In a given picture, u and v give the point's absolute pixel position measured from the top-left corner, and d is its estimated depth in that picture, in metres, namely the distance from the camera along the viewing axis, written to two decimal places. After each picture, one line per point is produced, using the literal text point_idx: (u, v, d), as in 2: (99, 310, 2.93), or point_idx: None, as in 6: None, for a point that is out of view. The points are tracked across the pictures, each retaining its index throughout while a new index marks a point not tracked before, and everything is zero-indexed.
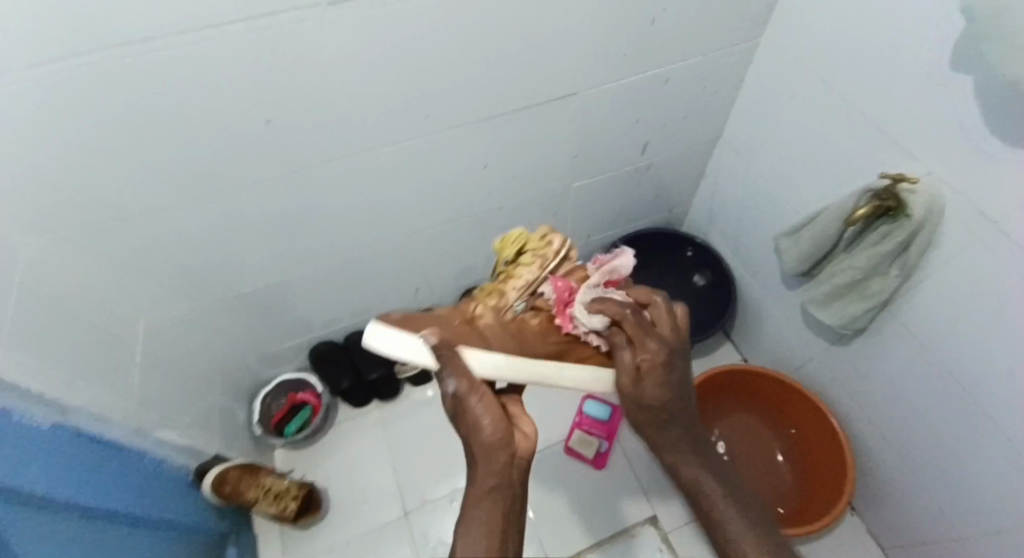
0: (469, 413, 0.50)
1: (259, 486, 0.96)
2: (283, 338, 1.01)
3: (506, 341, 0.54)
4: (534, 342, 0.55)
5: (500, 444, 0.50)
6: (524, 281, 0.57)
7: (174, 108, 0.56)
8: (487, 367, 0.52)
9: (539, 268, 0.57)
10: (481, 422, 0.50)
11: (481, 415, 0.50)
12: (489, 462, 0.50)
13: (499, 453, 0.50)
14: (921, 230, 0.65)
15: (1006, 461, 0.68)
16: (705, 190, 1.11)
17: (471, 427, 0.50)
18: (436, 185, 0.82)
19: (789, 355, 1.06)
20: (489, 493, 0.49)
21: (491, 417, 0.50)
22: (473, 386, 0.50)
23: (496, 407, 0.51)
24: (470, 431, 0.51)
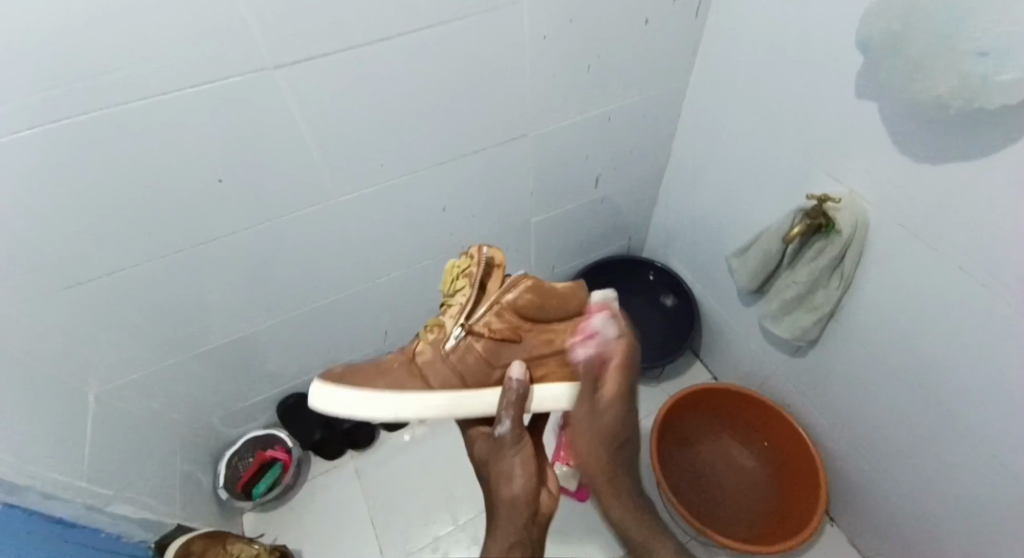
0: (506, 464, 0.55)
1: (227, 555, 0.92)
2: (249, 394, 0.99)
3: (448, 378, 0.56)
4: (479, 370, 0.56)
5: (531, 500, 0.54)
6: (459, 307, 0.57)
7: (132, 173, 0.57)
8: (435, 408, 0.55)
9: (470, 289, 0.57)
10: (516, 476, 0.55)
11: (517, 469, 0.55)
12: (515, 515, 0.53)
13: (523, 508, 0.53)
14: (851, 243, 0.70)
15: (960, 454, 0.72)
16: (659, 217, 1.16)
17: (505, 479, 0.54)
18: (396, 228, 0.83)
19: (754, 370, 1.09)
20: (511, 549, 0.50)
21: (524, 474, 0.55)
22: (519, 438, 0.55)
23: (531, 463, 0.56)
24: (502, 481, 0.54)
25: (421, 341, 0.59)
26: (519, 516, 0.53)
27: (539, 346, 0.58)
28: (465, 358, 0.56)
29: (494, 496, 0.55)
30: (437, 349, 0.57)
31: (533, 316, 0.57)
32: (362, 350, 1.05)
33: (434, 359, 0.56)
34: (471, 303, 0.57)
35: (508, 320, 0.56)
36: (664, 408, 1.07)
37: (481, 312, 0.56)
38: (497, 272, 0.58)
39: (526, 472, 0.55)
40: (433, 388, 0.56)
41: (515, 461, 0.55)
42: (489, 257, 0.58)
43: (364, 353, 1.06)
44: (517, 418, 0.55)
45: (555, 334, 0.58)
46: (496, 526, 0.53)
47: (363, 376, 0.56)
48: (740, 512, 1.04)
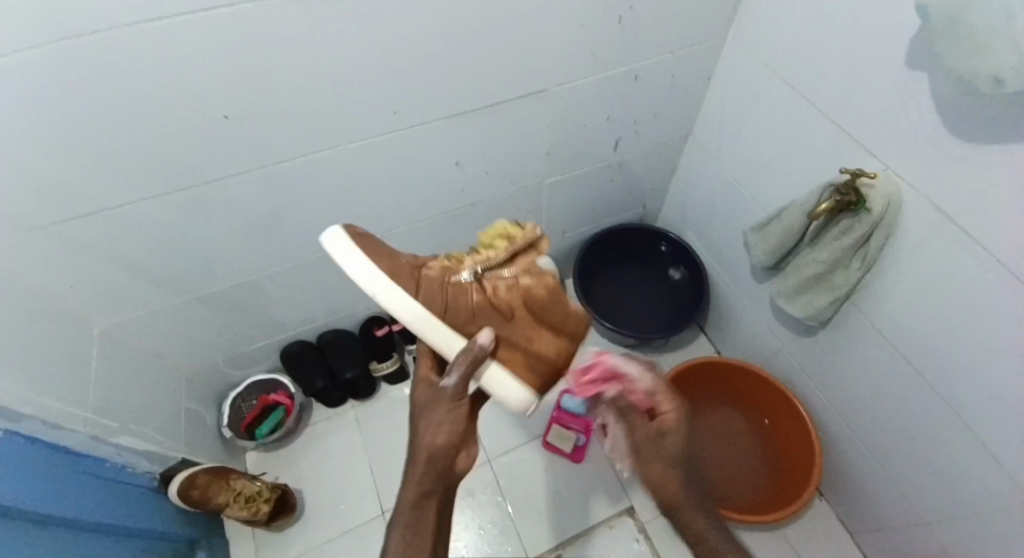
0: (436, 415, 0.57)
1: (229, 490, 0.95)
2: (256, 339, 0.99)
3: (434, 299, 0.58)
4: (461, 313, 0.58)
5: (446, 458, 0.57)
6: (484, 258, 0.61)
7: (138, 105, 0.55)
8: (412, 314, 0.57)
9: (505, 252, 0.61)
10: (442, 429, 0.57)
11: (443, 424, 0.57)
12: (429, 464, 0.56)
13: (440, 462, 0.56)
14: (881, 223, 0.67)
15: (961, 444, 0.71)
16: (678, 186, 1.12)
17: (430, 429, 0.56)
18: (408, 181, 0.81)
19: (759, 347, 1.08)
20: (423, 494, 0.56)
21: (451, 432, 0.57)
22: (459, 398, 0.57)
23: (460, 424, 0.58)
24: (428, 430, 0.57)
25: (436, 260, 0.62)
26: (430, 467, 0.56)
27: (519, 338, 0.60)
28: (458, 294, 0.58)
29: (415, 438, 0.57)
30: (443, 272, 0.59)
31: (535, 310, 0.60)
32: (368, 302, 1.05)
33: (435, 279, 0.59)
34: (493, 262, 0.60)
35: (511, 291, 0.59)
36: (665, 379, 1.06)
37: (501, 272, 0.60)
38: (533, 254, 0.61)
39: (453, 431, 0.57)
40: (417, 294, 0.58)
41: (445, 416, 0.57)
42: (536, 238, 0.62)
43: (370, 305, 1.07)
44: (465, 378, 0.57)
45: (540, 336, 0.61)
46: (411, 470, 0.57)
47: (379, 249, 0.60)
48: (732, 482, 1.05)
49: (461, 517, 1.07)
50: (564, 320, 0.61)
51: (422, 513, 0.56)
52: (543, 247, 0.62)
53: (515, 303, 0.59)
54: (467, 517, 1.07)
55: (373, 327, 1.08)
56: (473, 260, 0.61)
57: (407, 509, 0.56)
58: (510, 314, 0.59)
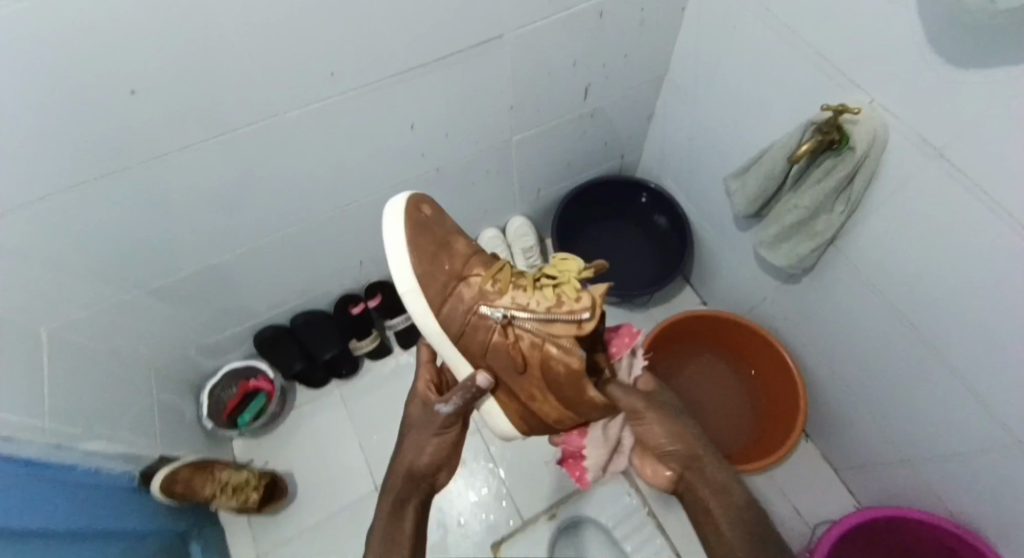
0: (423, 436, 0.63)
1: (215, 481, 0.93)
2: (224, 326, 0.95)
3: (456, 320, 0.63)
4: (478, 343, 0.63)
5: (424, 478, 0.63)
6: (522, 304, 0.62)
7: (38, 92, 0.48)
8: (431, 327, 0.64)
9: (543, 307, 0.62)
10: (426, 451, 0.63)
11: (428, 447, 0.63)
12: (408, 482, 0.63)
13: (419, 479, 0.63)
14: (865, 161, 0.63)
15: (949, 384, 0.70)
16: (655, 133, 1.07)
17: (415, 449, 0.63)
18: (361, 147, 0.75)
19: (744, 296, 1.06)
20: (402, 507, 0.61)
21: (433, 456, 0.63)
22: (446, 425, 0.63)
23: (443, 451, 0.63)
24: (412, 450, 0.63)
25: (484, 277, 0.65)
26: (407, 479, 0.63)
27: (522, 391, 0.63)
28: (482, 327, 0.63)
29: (401, 452, 0.64)
30: (479, 301, 0.63)
31: (547, 379, 0.60)
32: (339, 279, 1.01)
33: (468, 302, 0.63)
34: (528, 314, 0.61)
35: (528, 349, 0.61)
36: (651, 335, 1.05)
37: (528, 325, 0.61)
38: (572, 328, 0.60)
39: (437, 452, 0.63)
40: (440, 309, 0.63)
41: (430, 439, 0.63)
42: (581, 316, 0.60)
43: (341, 282, 1.02)
44: (456, 409, 0.62)
45: (547, 402, 0.62)
46: (391, 485, 0.63)
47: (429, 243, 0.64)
48: (719, 431, 1.05)
49: (456, 486, 1.06)
50: (577, 404, 0.60)
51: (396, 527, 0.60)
52: (589, 329, 0.60)
53: (526, 363, 0.61)
54: (461, 485, 1.06)
55: (348, 305, 1.04)
56: (512, 304, 0.62)
57: (385, 521, 0.60)
58: (522, 368, 0.61)
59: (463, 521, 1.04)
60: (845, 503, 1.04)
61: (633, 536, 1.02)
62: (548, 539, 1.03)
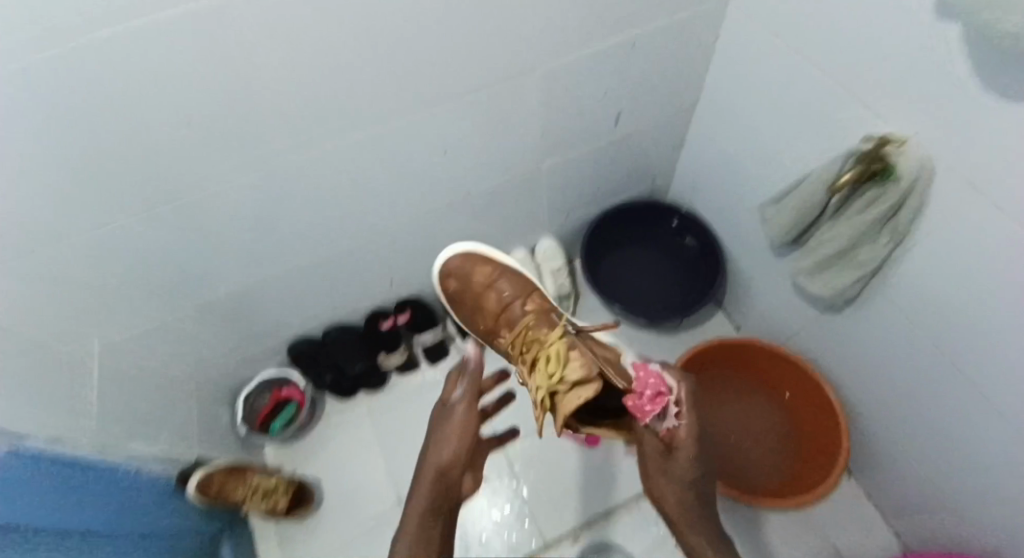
0: (446, 430, 0.63)
1: (246, 485, 0.95)
2: (259, 338, 0.98)
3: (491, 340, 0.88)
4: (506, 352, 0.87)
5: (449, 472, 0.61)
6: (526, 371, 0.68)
7: (98, 127, 0.51)
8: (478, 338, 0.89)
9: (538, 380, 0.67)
10: (448, 442, 0.62)
11: (450, 439, 0.62)
12: (433, 483, 0.61)
13: (446, 474, 0.61)
14: (911, 193, 0.61)
15: (1000, 430, 0.66)
16: (688, 156, 1.05)
17: (439, 444, 0.62)
18: (394, 171, 0.76)
19: (780, 324, 1.03)
20: (429, 512, 0.61)
21: (453, 447, 0.62)
22: (465, 413, 0.63)
23: (464, 440, 0.62)
24: (437, 446, 0.62)
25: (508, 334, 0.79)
26: (435, 485, 0.61)
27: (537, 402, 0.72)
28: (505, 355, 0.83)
29: (427, 453, 0.63)
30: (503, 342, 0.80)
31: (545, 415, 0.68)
32: (370, 295, 1.03)
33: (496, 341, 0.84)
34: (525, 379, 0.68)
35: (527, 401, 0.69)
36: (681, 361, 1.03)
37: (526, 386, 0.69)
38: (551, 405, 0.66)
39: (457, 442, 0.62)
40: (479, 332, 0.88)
41: (452, 431, 0.63)
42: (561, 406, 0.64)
43: (372, 298, 1.04)
44: (467, 392, 0.65)
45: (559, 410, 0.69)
46: (418, 487, 0.62)
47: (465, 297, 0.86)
48: (751, 465, 1.02)
49: (478, 503, 1.06)
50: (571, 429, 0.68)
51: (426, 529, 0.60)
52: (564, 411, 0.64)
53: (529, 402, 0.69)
54: (484, 503, 1.06)
55: (378, 321, 1.07)
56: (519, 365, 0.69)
57: (416, 522, 0.60)
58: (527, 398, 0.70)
59: (486, 540, 1.03)
60: (885, 543, 0.99)
61: None
62: None
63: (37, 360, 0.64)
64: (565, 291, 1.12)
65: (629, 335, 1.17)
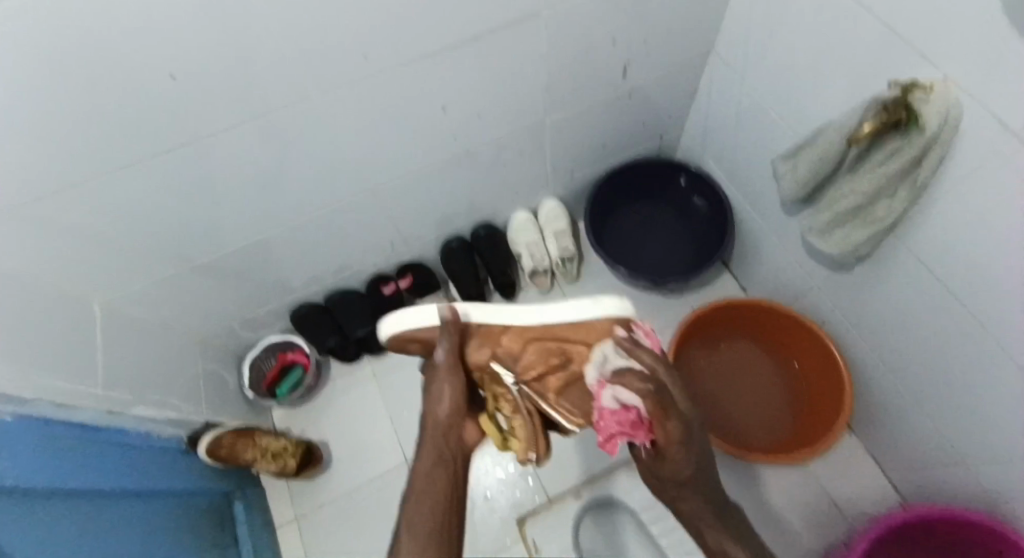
0: (437, 387, 0.65)
1: (256, 447, 0.96)
2: (263, 301, 0.98)
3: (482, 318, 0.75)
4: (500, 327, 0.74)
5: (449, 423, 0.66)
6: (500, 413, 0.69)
7: (81, 80, 0.49)
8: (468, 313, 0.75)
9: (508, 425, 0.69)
10: (443, 399, 0.65)
11: (445, 393, 0.65)
12: (435, 430, 0.66)
13: (445, 428, 0.66)
14: (935, 144, 0.58)
15: (1013, 387, 0.65)
16: (699, 111, 1.02)
17: (435, 400, 0.65)
18: (392, 128, 0.74)
19: (788, 284, 1.02)
20: (435, 459, 0.66)
21: (450, 399, 0.65)
22: (452, 368, 0.64)
23: (459, 390, 0.65)
24: (433, 400, 0.65)
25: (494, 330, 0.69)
26: (437, 431, 0.66)
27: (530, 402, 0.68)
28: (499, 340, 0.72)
29: (427, 405, 0.66)
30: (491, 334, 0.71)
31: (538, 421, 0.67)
32: (373, 257, 1.02)
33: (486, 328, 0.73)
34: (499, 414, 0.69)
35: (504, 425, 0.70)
36: (685, 321, 1.02)
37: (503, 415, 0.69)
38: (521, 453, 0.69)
39: (452, 397, 0.65)
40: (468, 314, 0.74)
41: (442, 388, 0.64)
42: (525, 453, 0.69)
43: (375, 261, 1.03)
44: (446, 354, 0.63)
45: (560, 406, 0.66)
46: (423, 436, 0.67)
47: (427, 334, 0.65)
48: (754, 424, 1.02)
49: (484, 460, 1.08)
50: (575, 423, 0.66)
51: (434, 473, 0.65)
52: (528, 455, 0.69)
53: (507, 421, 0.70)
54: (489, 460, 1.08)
55: (380, 284, 1.06)
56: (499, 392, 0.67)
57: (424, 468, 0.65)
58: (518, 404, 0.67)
59: (490, 496, 1.06)
60: (885, 498, 1.00)
61: (659, 520, 1.02)
62: (573, 519, 1.04)
63: (43, 322, 0.64)
64: (568, 254, 1.11)
65: (634, 296, 1.16)
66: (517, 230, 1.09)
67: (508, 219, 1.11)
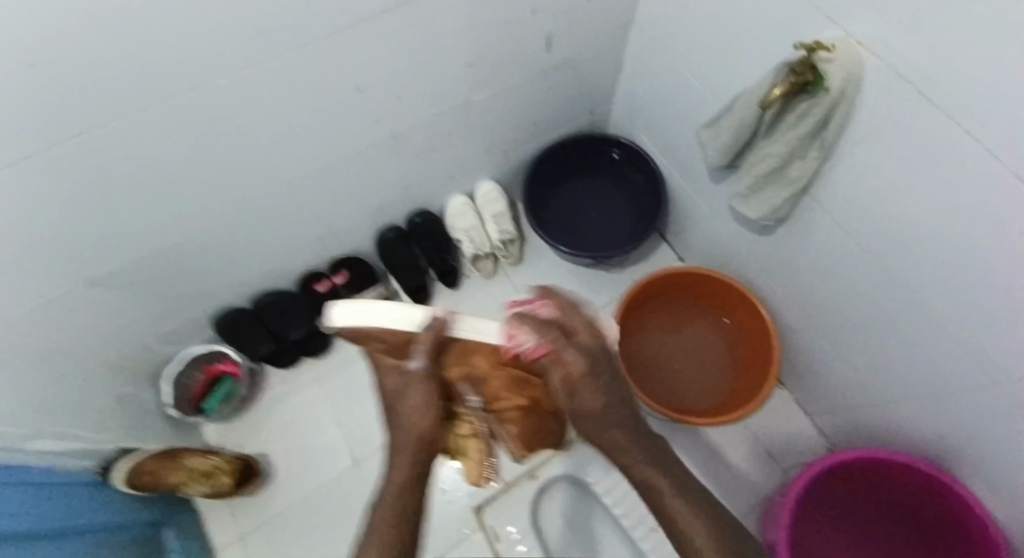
0: (407, 398, 0.56)
1: (184, 469, 0.89)
2: (182, 311, 0.90)
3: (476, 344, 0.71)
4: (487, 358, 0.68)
5: (425, 439, 0.57)
6: (472, 436, 0.62)
7: None
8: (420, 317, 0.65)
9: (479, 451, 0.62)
10: (413, 404, 0.56)
11: (416, 409, 0.55)
12: (411, 445, 0.57)
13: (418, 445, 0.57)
14: (840, 102, 0.61)
15: (924, 328, 0.70)
16: (625, 84, 1.02)
17: (405, 411, 0.56)
18: (307, 115, 0.69)
19: (719, 251, 1.05)
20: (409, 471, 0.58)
21: (420, 408, 0.55)
22: (427, 374, 0.54)
23: (432, 400, 0.56)
24: (407, 410, 0.56)
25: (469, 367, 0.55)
26: (416, 449, 0.57)
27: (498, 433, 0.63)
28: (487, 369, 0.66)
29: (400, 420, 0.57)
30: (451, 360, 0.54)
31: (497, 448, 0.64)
32: (301, 255, 0.96)
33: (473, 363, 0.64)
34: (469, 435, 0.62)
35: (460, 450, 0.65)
36: (626, 295, 1.03)
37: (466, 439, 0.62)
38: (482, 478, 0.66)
39: (420, 410, 0.55)
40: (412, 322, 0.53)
41: (419, 396, 0.55)
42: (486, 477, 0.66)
43: (304, 259, 0.97)
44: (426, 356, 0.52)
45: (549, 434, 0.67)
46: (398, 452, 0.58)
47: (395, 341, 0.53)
48: (699, 390, 1.04)
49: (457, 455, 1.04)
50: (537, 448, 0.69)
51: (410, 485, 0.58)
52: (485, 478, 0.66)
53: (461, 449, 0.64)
54: None
55: (312, 282, 1.00)
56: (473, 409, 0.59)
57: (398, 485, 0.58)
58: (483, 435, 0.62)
59: (447, 489, 1.03)
60: (814, 443, 1.06)
61: (613, 490, 1.03)
62: (532, 498, 1.03)
63: None
64: (509, 237, 1.08)
65: (576, 275, 1.16)
66: (455, 216, 1.06)
67: (444, 205, 1.07)
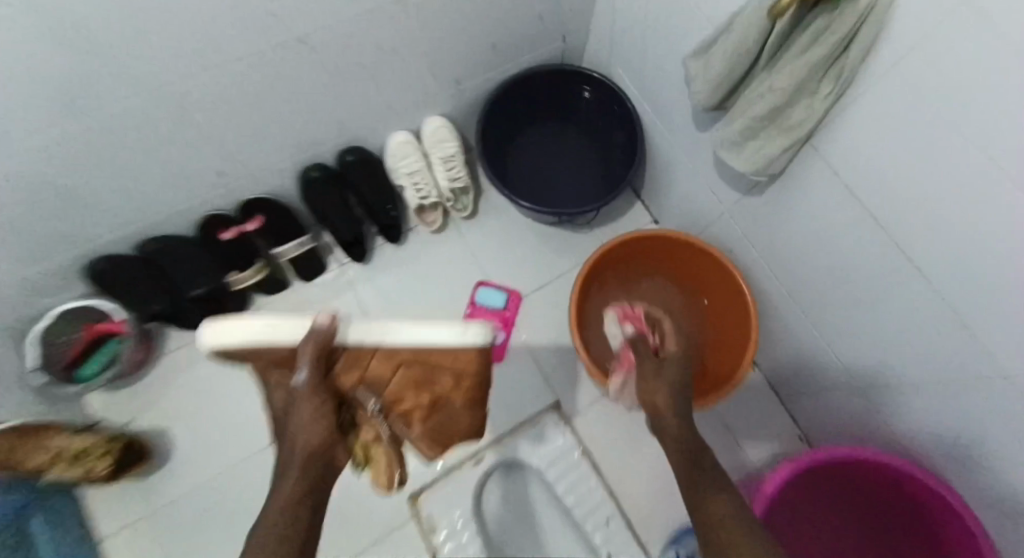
0: (294, 417, 0.51)
1: (48, 449, 0.74)
2: (42, 257, 0.72)
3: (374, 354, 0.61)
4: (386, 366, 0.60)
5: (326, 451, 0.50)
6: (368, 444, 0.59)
7: None
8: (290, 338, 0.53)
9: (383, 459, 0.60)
10: (303, 425, 0.50)
11: (306, 423, 0.50)
12: (307, 469, 0.49)
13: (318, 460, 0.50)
14: (869, 14, 0.45)
15: (931, 317, 0.59)
16: (604, 7, 0.85)
17: (293, 435, 0.50)
18: (181, 10, 0.51)
19: (700, 212, 0.92)
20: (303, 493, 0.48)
21: (311, 426, 0.50)
22: (316, 390, 0.51)
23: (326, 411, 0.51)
24: (297, 432, 0.50)
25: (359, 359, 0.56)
26: (310, 462, 0.49)
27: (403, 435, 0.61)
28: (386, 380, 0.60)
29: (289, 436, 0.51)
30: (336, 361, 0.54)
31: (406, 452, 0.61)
32: (201, 195, 0.78)
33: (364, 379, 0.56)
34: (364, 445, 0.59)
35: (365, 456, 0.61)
36: (591, 258, 0.89)
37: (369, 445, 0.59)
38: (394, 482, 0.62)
39: (316, 423, 0.50)
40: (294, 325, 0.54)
41: (312, 411, 0.50)
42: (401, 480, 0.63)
43: (206, 200, 0.79)
44: (314, 363, 0.51)
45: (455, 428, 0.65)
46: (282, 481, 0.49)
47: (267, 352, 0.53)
48: None
49: None
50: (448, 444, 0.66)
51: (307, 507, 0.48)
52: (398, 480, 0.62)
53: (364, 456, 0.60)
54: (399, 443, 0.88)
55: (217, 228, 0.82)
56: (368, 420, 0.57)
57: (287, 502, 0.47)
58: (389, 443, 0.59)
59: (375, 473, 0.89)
60: (787, 431, 0.96)
61: (564, 477, 0.92)
62: (474, 486, 0.91)
63: None
64: (460, 184, 0.94)
65: (537, 234, 1.02)
66: (395, 157, 0.89)
67: (383, 144, 0.90)
